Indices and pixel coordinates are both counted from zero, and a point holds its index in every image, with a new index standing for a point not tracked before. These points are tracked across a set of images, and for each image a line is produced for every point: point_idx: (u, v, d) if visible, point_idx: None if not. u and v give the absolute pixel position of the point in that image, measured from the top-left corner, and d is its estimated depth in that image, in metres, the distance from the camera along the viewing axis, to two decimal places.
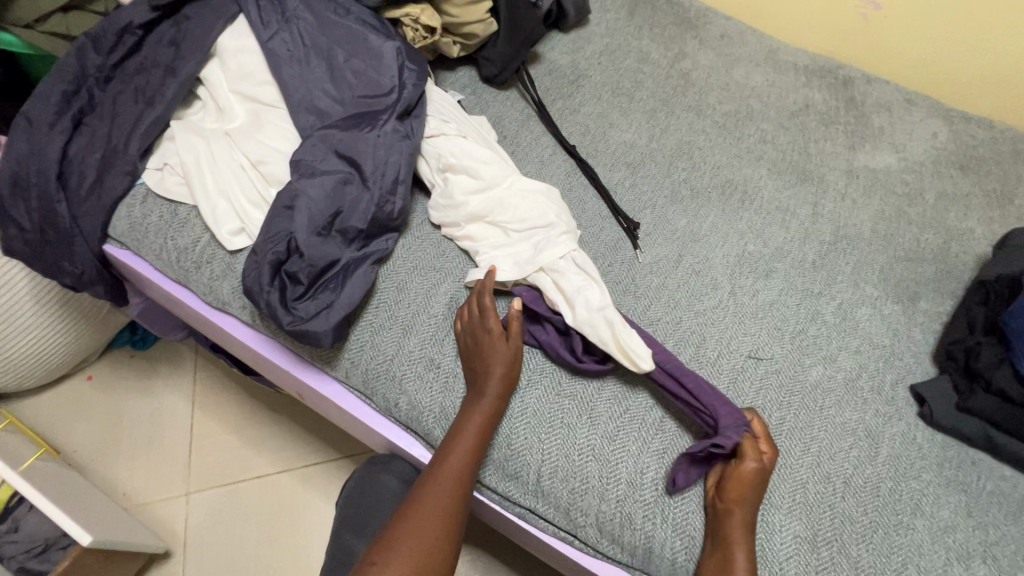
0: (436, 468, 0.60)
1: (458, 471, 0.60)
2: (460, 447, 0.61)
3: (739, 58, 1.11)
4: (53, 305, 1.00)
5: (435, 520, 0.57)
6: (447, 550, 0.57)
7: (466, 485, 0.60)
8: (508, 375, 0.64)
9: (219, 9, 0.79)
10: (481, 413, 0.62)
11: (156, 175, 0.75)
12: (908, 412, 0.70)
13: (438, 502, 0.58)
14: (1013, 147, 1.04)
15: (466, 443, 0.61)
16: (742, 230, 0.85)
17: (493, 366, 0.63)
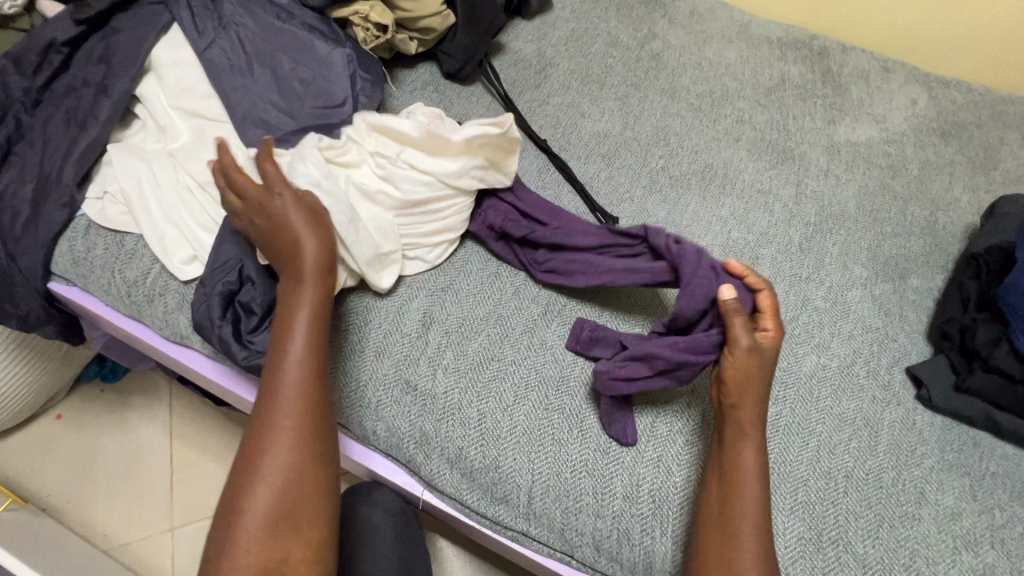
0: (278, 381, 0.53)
1: (303, 374, 0.54)
2: (286, 350, 0.54)
3: (710, 35, 1.07)
4: (9, 347, 0.95)
5: (296, 430, 0.52)
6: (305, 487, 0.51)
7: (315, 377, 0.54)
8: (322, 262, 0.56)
9: (150, 18, 0.73)
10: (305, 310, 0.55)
11: (97, 204, 0.69)
12: (905, 396, 0.68)
13: (287, 413, 0.52)
14: (992, 109, 1.02)
15: (298, 334, 0.54)
16: (724, 217, 0.82)
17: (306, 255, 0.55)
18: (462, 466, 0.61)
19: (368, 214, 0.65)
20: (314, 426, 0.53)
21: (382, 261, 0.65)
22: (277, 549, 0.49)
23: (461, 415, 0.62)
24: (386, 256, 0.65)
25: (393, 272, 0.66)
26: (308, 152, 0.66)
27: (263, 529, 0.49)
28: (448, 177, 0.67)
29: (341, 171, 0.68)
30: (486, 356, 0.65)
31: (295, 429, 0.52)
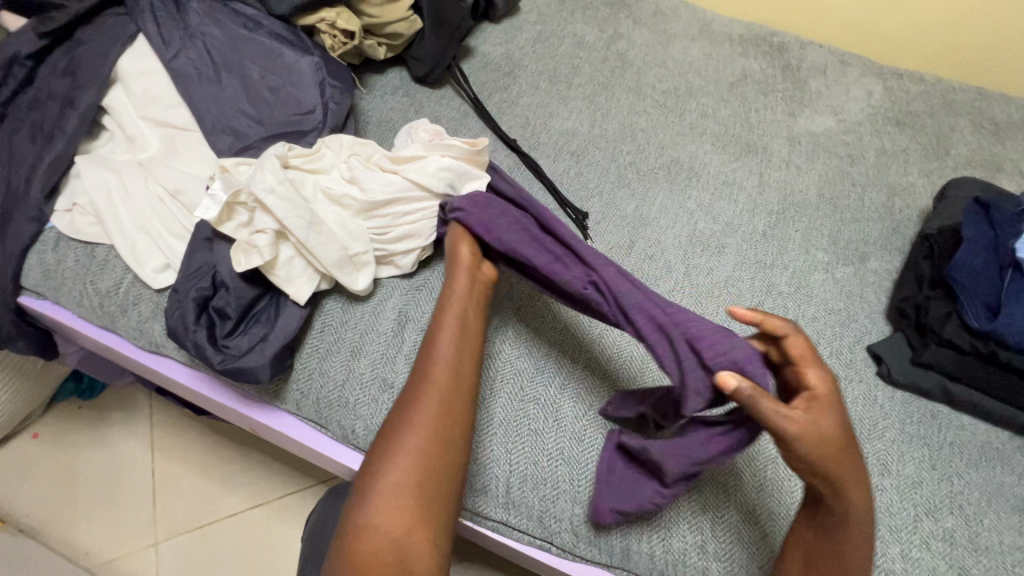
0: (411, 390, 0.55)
1: (448, 373, 0.55)
2: (438, 354, 0.56)
3: (674, 34, 1.10)
4: None
5: (421, 428, 0.52)
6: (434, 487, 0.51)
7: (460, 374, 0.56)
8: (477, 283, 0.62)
9: (114, 30, 0.74)
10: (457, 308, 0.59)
11: (66, 217, 0.69)
12: (867, 373, 0.71)
13: (428, 409, 0.53)
14: (943, 97, 1.06)
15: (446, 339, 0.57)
16: (691, 209, 0.85)
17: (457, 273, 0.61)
18: None
19: (333, 216, 0.65)
20: (444, 425, 0.53)
21: (349, 262, 0.64)
22: (417, 528, 0.49)
23: None
24: (351, 256, 0.64)
25: (369, 272, 0.65)
26: (268, 159, 0.64)
27: (393, 529, 0.49)
28: (412, 177, 0.67)
29: (309, 176, 0.67)
30: None
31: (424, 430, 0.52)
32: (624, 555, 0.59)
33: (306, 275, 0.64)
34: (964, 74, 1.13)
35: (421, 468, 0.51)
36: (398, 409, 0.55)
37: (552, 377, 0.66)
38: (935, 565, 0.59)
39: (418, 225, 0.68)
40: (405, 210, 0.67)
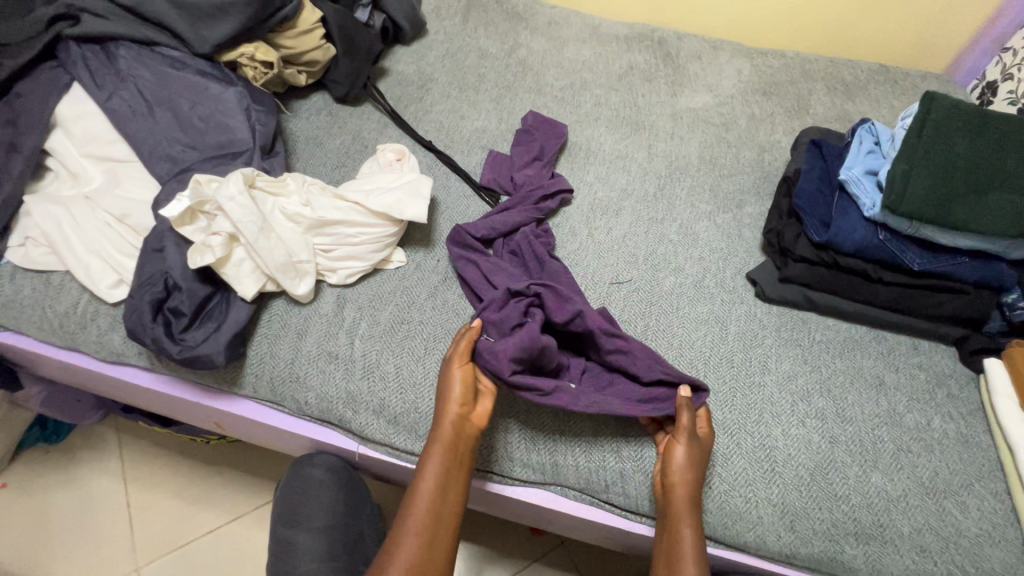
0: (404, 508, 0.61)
1: (426, 506, 0.60)
2: (427, 474, 0.62)
3: (567, 39, 1.25)
4: None
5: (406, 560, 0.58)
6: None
7: (441, 498, 0.61)
8: (450, 408, 0.63)
9: (50, 81, 0.82)
10: (436, 455, 0.62)
11: (20, 251, 0.76)
12: (747, 295, 0.83)
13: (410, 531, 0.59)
14: (801, 68, 1.23)
15: (429, 472, 0.62)
16: (590, 181, 0.97)
17: (449, 410, 0.63)
18: (387, 413, 0.71)
19: (286, 230, 0.74)
20: (421, 553, 0.59)
21: (295, 271, 0.73)
22: None
23: (397, 370, 0.72)
24: (296, 265, 0.73)
25: (311, 279, 0.74)
26: (234, 175, 0.73)
27: None
28: (360, 200, 0.77)
29: (269, 196, 0.76)
30: (397, 320, 0.75)
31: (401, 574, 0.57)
32: (553, 473, 0.69)
33: (253, 274, 0.72)
34: (819, 48, 1.31)
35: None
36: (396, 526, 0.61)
37: None
38: (811, 437, 0.70)
39: (359, 248, 0.77)
40: (351, 232, 0.76)
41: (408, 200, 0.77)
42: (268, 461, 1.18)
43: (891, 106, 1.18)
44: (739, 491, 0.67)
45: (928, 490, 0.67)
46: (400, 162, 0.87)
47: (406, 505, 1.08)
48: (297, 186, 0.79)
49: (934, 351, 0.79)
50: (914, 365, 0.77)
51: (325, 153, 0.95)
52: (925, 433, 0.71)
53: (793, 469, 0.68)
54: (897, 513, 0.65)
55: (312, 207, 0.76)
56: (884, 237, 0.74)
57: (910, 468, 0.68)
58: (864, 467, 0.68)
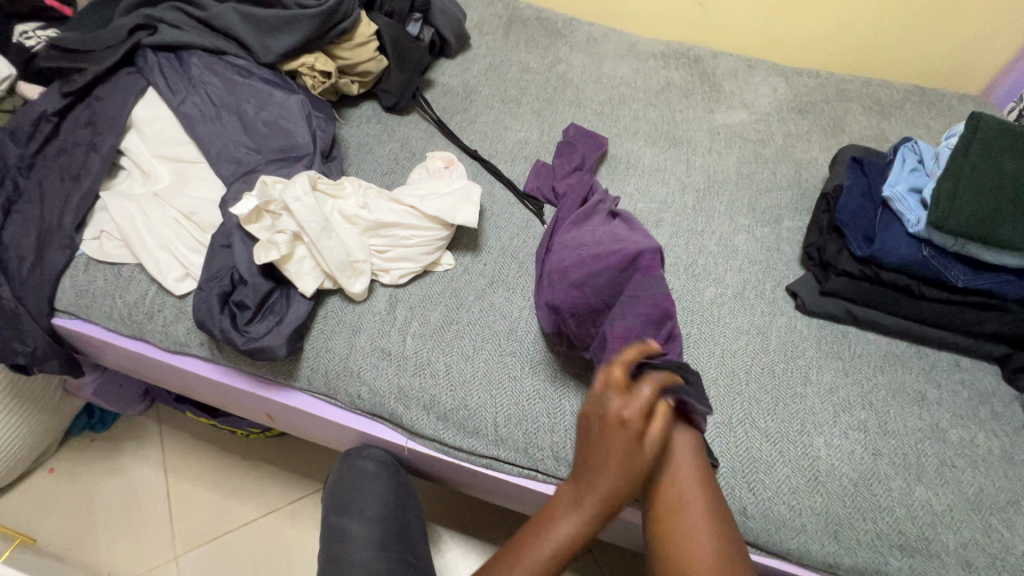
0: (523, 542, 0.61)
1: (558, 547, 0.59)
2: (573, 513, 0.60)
3: (605, 55, 1.28)
4: (18, 402, 1.00)
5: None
6: None
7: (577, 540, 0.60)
8: (623, 474, 0.59)
9: (127, 85, 0.87)
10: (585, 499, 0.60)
11: (94, 244, 0.80)
12: (787, 308, 0.85)
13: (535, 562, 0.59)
14: (837, 88, 1.25)
15: (574, 527, 0.60)
16: (630, 193, 0.99)
17: (608, 456, 0.59)
18: (437, 409, 0.73)
19: (344, 231, 0.77)
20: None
21: (352, 270, 0.76)
22: None
23: (447, 368, 0.74)
24: (353, 265, 0.76)
25: (365, 278, 0.77)
26: (299, 177, 0.77)
27: None
28: (415, 205, 0.80)
29: (329, 199, 0.80)
30: (447, 320, 0.78)
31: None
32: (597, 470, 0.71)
33: (314, 272, 0.75)
34: (853, 68, 1.32)
35: None
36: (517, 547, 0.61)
37: (526, 332, 0.78)
38: (854, 449, 0.71)
39: (412, 250, 0.80)
40: (405, 234, 0.79)
41: (460, 206, 0.81)
42: (303, 457, 1.21)
43: (928, 126, 1.19)
44: (783, 499, 0.67)
45: (973, 506, 0.67)
46: (449, 170, 0.91)
47: (439, 505, 1.10)
48: (353, 189, 0.82)
49: (976, 368, 0.79)
50: (956, 381, 0.78)
51: (376, 159, 0.99)
52: (969, 448, 0.72)
53: (837, 479, 0.69)
54: (943, 527, 0.66)
55: (370, 211, 0.80)
56: (928, 254, 0.75)
57: (954, 482, 0.69)
58: (908, 480, 0.69)
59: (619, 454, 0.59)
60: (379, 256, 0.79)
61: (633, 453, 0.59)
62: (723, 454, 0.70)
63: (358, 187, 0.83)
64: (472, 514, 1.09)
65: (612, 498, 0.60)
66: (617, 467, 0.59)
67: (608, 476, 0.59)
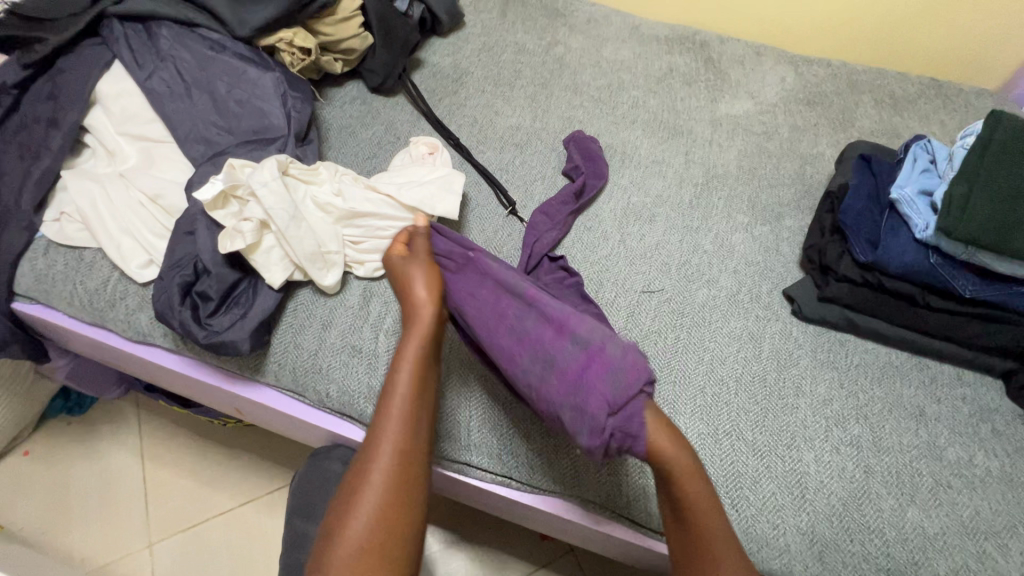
0: (377, 427, 0.55)
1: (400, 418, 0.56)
2: (400, 379, 0.57)
3: (606, 38, 1.21)
4: None
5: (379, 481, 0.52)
6: (408, 486, 0.54)
7: (415, 408, 0.56)
8: (432, 315, 0.61)
9: (93, 57, 0.82)
10: (410, 352, 0.59)
11: (54, 226, 0.76)
12: (782, 312, 0.80)
13: (380, 454, 0.54)
14: (849, 78, 1.18)
15: (405, 373, 0.57)
16: (624, 185, 0.94)
17: (416, 300, 0.62)
18: None
19: (314, 219, 0.73)
20: (398, 475, 0.53)
21: (321, 262, 0.72)
22: (380, 532, 0.51)
23: None
24: (323, 256, 0.72)
25: (337, 271, 0.73)
26: (268, 161, 0.72)
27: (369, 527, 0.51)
28: (391, 194, 0.76)
29: (301, 184, 0.75)
30: None
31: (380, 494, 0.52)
32: (563, 457, 0.67)
33: (282, 263, 0.71)
34: (868, 58, 1.26)
35: (389, 492, 0.52)
36: (364, 448, 0.55)
37: None
38: (845, 465, 0.67)
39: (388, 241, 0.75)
40: (380, 225, 0.75)
41: (440, 196, 0.76)
42: (282, 446, 1.19)
43: (942, 122, 1.12)
44: (766, 516, 0.64)
45: (967, 530, 0.64)
46: (433, 156, 0.86)
47: None
48: (326, 175, 0.78)
49: (979, 383, 0.75)
50: (957, 397, 0.74)
51: (358, 143, 0.94)
52: (967, 469, 0.68)
53: (825, 497, 0.65)
54: (933, 552, 0.63)
55: (341, 198, 0.75)
56: (935, 261, 0.70)
57: (949, 505, 0.65)
58: (900, 501, 0.65)
59: (417, 291, 0.62)
60: (351, 248, 0.75)
61: (421, 280, 0.64)
62: (706, 471, 0.66)
63: (333, 173, 0.78)
64: (452, 511, 1.06)
65: (424, 330, 0.60)
66: (420, 303, 0.61)
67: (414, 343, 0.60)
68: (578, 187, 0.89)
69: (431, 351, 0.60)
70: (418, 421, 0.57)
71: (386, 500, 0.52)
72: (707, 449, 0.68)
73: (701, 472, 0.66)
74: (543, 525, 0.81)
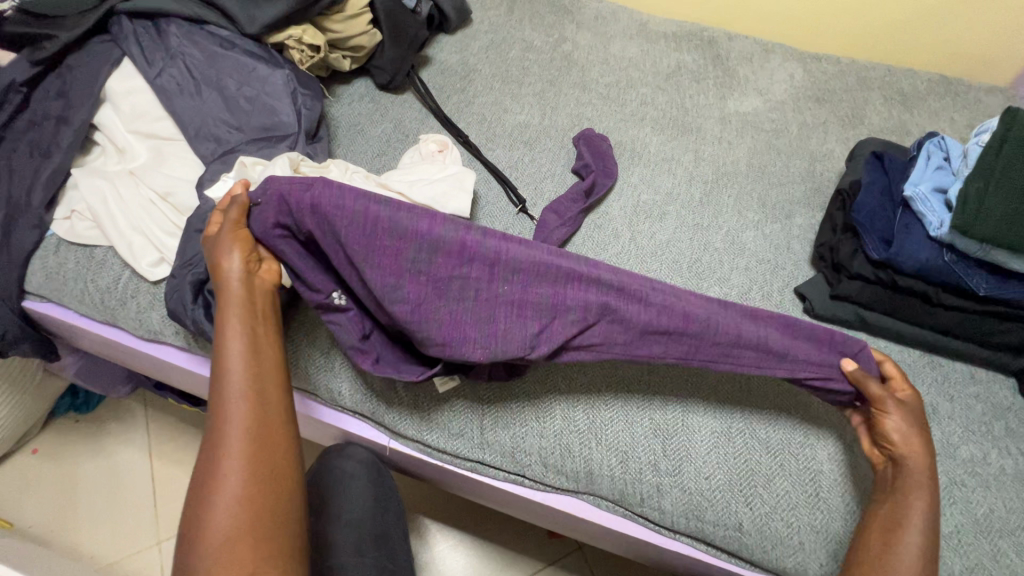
0: (218, 421, 0.55)
1: (243, 408, 0.55)
2: (227, 374, 0.56)
3: (613, 35, 1.21)
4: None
5: (235, 475, 0.52)
6: (270, 472, 0.54)
7: (260, 393, 0.56)
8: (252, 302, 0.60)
9: (102, 54, 0.82)
10: (236, 332, 0.58)
11: (65, 224, 0.76)
12: (794, 310, 0.80)
13: (232, 442, 0.53)
14: (858, 75, 1.18)
15: (235, 361, 0.57)
16: (634, 183, 0.94)
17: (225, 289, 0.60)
18: (421, 409, 0.70)
19: None
20: (257, 463, 0.53)
21: None
22: (250, 522, 0.51)
23: None
24: None
25: None
26: (279, 159, 0.72)
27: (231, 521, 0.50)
28: (402, 191, 0.75)
29: None
30: None
31: (239, 486, 0.52)
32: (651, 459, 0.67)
33: None
34: (876, 55, 1.25)
35: (252, 482, 0.52)
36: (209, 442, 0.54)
37: None
38: (859, 464, 0.67)
39: None
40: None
41: (451, 193, 0.76)
42: None
43: (952, 119, 1.12)
44: (780, 514, 0.64)
45: (982, 529, 0.64)
46: (443, 154, 0.86)
47: (424, 498, 1.08)
48: (337, 174, 0.77)
49: (992, 381, 0.75)
50: (970, 395, 0.73)
51: (366, 141, 0.94)
52: (981, 467, 0.68)
53: (839, 495, 0.65)
54: (948, 550, 0.62)
55: None
56: (949, 259, 0.70)
57: (962, 503, 0.65)
58: None
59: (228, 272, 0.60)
60: None
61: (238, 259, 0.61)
62: (721, 469, 0.66)
63: (345, 172, 0.78)
64: (461, 511, 1.06)
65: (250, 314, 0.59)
66: (230, 297, 0.59)
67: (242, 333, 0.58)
68: (588, 184, 0.89)
69: (257, 333, 0.59)
70: (268, 401, 0.56)
71: (245, 487, 0.52)
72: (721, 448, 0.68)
73: (715, 470, 0.66)
74: (556, 524, 0.81)
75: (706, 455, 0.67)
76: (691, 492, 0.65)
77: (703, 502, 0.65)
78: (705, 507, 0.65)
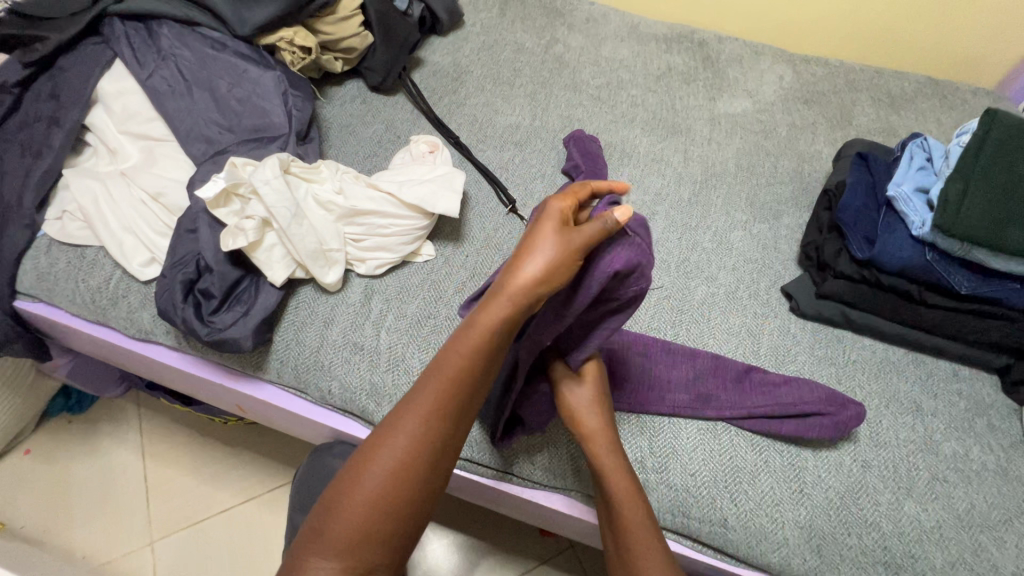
0: (412, 399, 0.51)
1: (431, 406, 0.51)
2: (447, 366, 0.52)
3: (604, 36, 1.22)
4: None
5: (391, 464, 0.49)
6: (419, 477, 0.50)
7: (453, 398, 0.51)
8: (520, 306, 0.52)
9: (94, 56, 0.82)
10: (493, 325, 0.52)
11: (56, 224, 0.76)
12: (780, 309, 0.81)
13: (405, 433, 0.50)
14: (846, 77, 1.19)
15: (465, 354, 0.52)
16: (623, 183, 0.95)
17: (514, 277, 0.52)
18: None
19: (316, 216, 0.74)
20: (412, 462, 0.50)
21: (324, 259, 0.72)
22: (385, 514, 0.48)
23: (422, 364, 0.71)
24: (325, 254, 0.72)
25: (339, 269, 0.73)
26: (269, 159, 0.73)
27: (370, 506, 0.48)
28: (392, 192, 0.76)
29: (303, 182, 0.76)
30: (424, 315, 0.74)
31: (389, 476, 0.49)
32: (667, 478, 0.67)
33: (284, 260, 0.71)
34: (865, 57, 1.26)
35: (394, 476, 0.49)
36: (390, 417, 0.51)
37: None
38: (842, 460, 0.68)
39: (389, 239, 0.76)
40: (381, 222, 0.75)
41: (440, 194, 0.76)
42: (283, 444, 1.19)
43: (938, 121, 1.13)
44: (765, 511, 0.65)
45: (963, 524, 0.65)
46: (433, 155, 0.86)
47: None
48: (328, 174, 0.78)
49: (975, 378, 0.76)
50: (953, 392, 0.74)
51: (357, 142, 0.94)
52: (963, 463, 0.69)
53: (823, 491, 0.66)
54: (930, 545, 0.63)
55: (344, 196, 0.76)
56: (932, 258, 0.71)
57: (945, 498, 0.66)
58: (897, 495, 0.66)
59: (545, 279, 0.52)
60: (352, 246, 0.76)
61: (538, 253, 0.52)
62: (707, 466, 0.67)
63: (335, 172, 0.79)
64: (453, 509, 1.07)
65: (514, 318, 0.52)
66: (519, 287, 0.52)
67: (473, 346, 0.52)
68: None
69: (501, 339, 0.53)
70: (454, 414, 0.52)
71: (388, 483, 0.49)
72: (707, 445, 0.68)
73: (701, 467, 0.67)
74: (545, 521, 0.81)
75: (693, 452, 0.68)
76: (679, 488, 0.66)
77: (690, 498, 0.66)
78: (691, 504, 0.66)
